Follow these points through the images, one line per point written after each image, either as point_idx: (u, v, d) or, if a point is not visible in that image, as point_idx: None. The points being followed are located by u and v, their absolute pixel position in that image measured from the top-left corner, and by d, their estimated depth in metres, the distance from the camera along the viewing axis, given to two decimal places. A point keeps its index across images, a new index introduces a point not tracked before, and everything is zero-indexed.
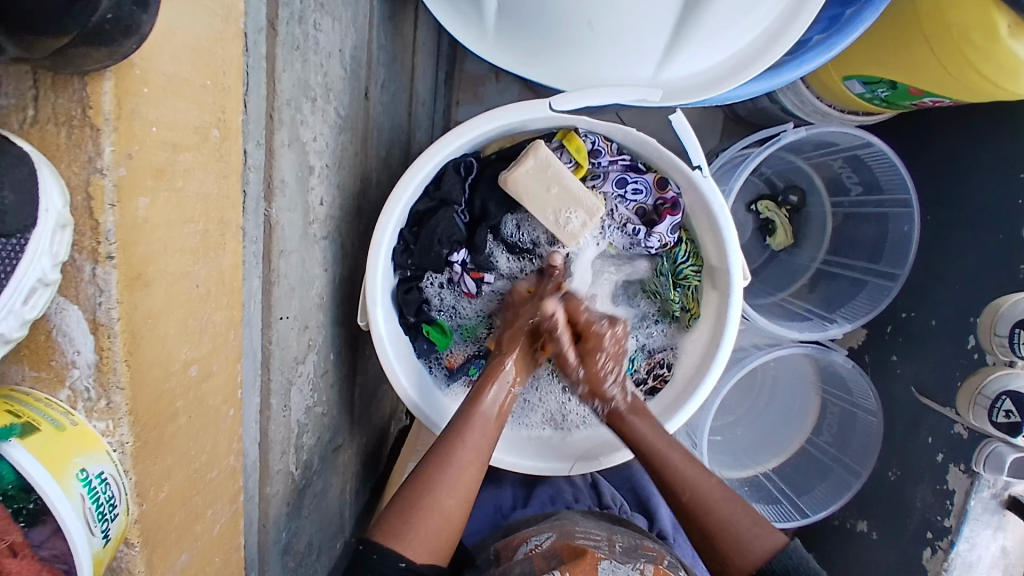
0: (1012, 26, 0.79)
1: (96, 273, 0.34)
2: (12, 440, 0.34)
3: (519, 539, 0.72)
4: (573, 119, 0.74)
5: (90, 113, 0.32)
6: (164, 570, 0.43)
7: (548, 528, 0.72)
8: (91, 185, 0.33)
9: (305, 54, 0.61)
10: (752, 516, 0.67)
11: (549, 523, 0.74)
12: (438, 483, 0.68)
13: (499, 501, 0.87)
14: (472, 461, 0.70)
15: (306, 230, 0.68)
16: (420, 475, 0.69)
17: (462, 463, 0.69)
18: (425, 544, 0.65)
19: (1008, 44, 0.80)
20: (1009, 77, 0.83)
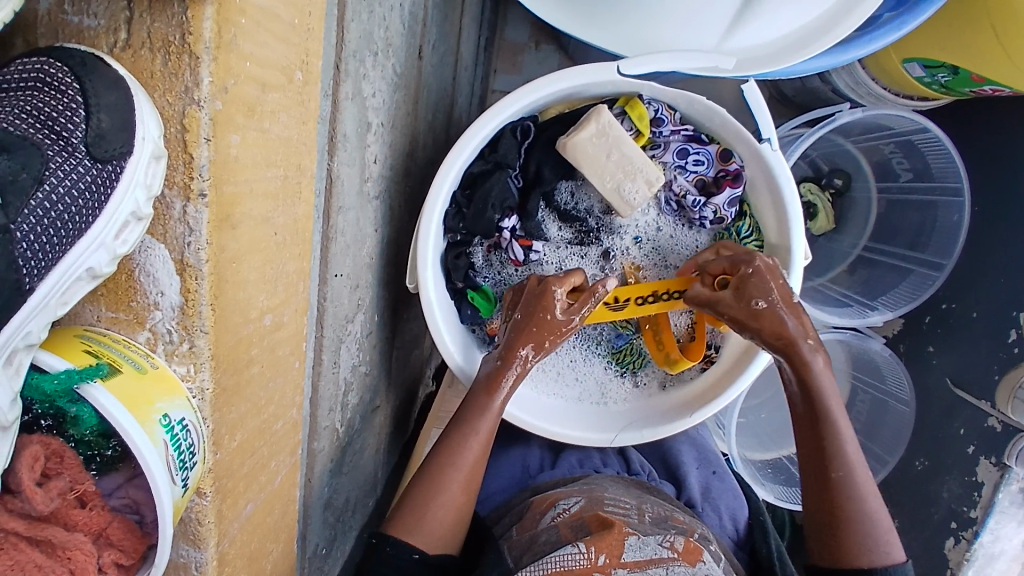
0: None
1: (186, 210, 0.33)
2: (95, 381, 0.33)
3: (548, 500, 0.74)
4: (640, 84, 0.72)
5: (189, 39, 0.31)
6: (235, 517, 0.43)
7: (577, 491, 0.75)
8: (187, 117, 0.32)
9: (372, 4, 0.59)
10: (885, 526, 0.69)
11: (578, 486, 0.76)
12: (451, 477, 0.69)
13: (527, 462, 0.89)
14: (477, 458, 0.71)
15: (361, 187, 0.67)
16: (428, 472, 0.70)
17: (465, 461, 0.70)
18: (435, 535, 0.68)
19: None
20: None
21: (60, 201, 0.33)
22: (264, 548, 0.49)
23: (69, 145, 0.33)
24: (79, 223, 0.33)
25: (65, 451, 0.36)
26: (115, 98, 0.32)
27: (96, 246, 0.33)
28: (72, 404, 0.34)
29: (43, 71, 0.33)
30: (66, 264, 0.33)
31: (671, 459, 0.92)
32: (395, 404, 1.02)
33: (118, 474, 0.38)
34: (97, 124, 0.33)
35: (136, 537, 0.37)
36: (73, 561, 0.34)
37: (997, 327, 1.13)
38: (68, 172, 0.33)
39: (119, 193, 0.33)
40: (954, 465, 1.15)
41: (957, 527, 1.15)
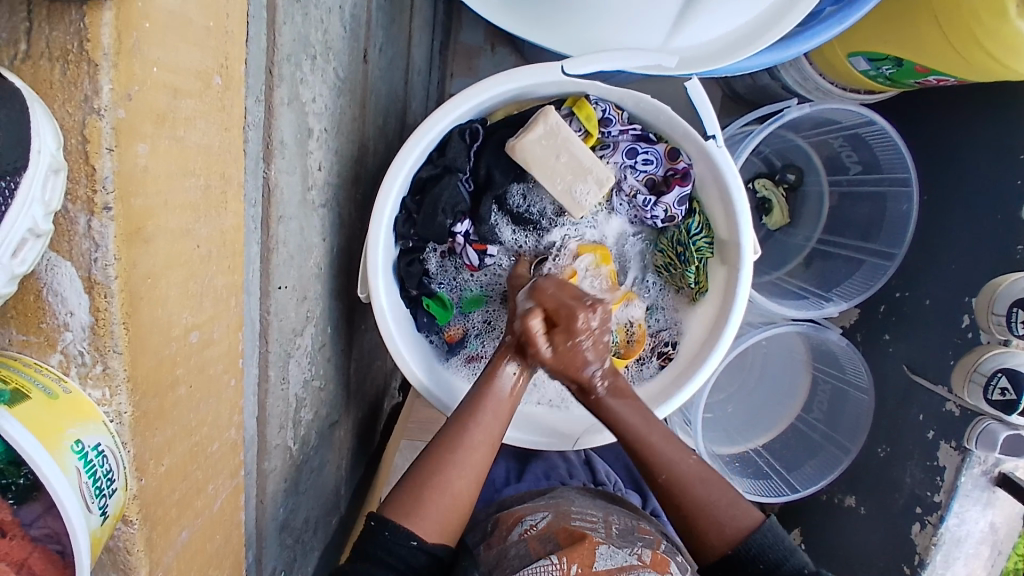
0: (1021, 6, 0.79)
1: (91, 225, 0.31)
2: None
3: (515, 516, 0.74)
4: (587, 85, 0.71)
5: (86, 46, 0.29)
6: (166, 547, 0.41)
7: (544, 507, 0.74)
8: (87, 128, 0.30)
9: (306, 8, 0.58)
10: (731, 502, 0.69)
11: (545, 501, 0.76)
12: (448, 466, 0.67)
13: (492, 476, 0.89)
14: (483, 441, 0.70)
15: (304, 196, 0.65)
16: (429, 458, 0.68)
17: (473, 442, 0.69)
18: (434, 524, 0.65)
19: (1016, 23, 0.80)
20: (1014, 56, 0.82)
21: None
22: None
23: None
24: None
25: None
26: (8, 112, 0.28)
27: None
28: None
29: None
30: None
31: (636, 467, 0.92)
32: (356, 417, 1.00)
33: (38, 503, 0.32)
34: None
35: (58, 569, 0.33)
36: None
37: (950, 315, 1.15)
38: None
39: (14, 213, 0.29)
40: (914, 450, 1.18)
41: (921, 512, 1.15)
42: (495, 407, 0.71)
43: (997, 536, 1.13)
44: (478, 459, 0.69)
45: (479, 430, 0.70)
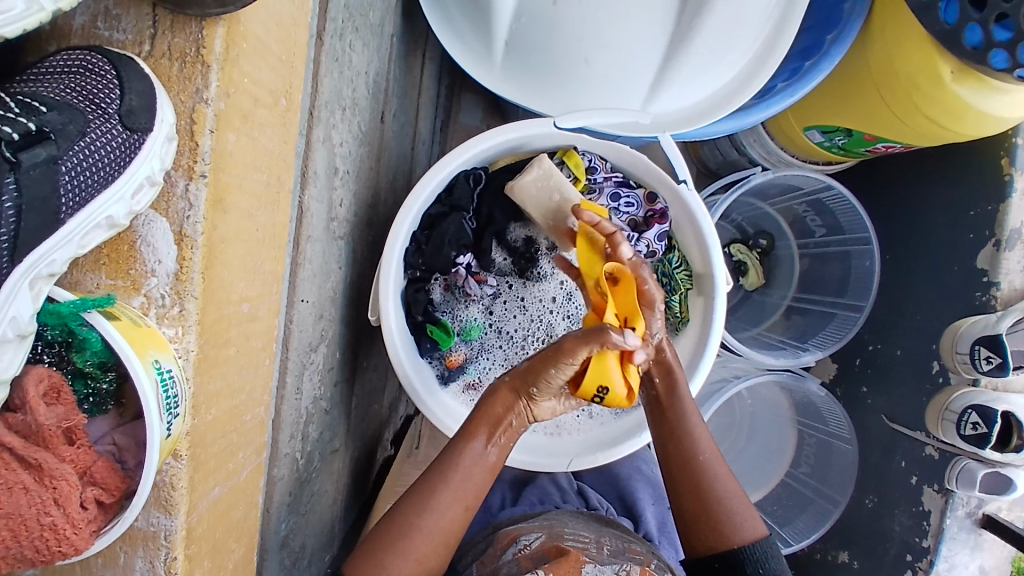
0: (955, 72, 0.91)
1: (188, 189, 0.41)
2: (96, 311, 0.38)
3: (510, 536, 0.76)
4: (574, 136, 0.83)
5: (203, 50, 0.41)
6: (201, 497, 0.45)
7: (538, 528, 0.77)
8: (196, 112, 0.41)
9: (341, 67, 0.70)
10: (743, 507, 0.75)
11: (539, 522, 0.79)
12: (415, 527, 0.68)
13: (488, 502, 0.93)
14: (450, 507, 0.69)
15: (328, 224, 0.73)
16: (392, 523, 0.69)
17: (439, 511, 0.69)
18: (409, 567, 0.67)
19: (953, 88, 0.92)
20: (956, 119, 0.95)
21: (92, 154, 0.40)
22: (226, 545, 0.50)
23: (104, 112, 0.41)
24: (106, 176, 0.40)
25: (63, 388, 0.40)
26: (144, 87, 0.40)
27: (117, 200, 0.40)
28: (82, 327, 0.38)
29: (87, 58, 0.41)
30: (91, 208, 0.39)
31: (626, 494, 0.95)
32: (353, 454, 1.03)
33: (106, 419, 0.43)
34: (128, 102, 0.40)
35: (117, 477, 0.40)
36: (57, 491, 0.37)
37: (922, 361, 1.23)
38: (103, 133, 0.41)
39: (139, 158, 0.40)
40: (902, 498, 1.22)
41: (913, 558, 1.19)
42: (452, 501, 0.69)
43: None
44: (445, 525, 0.69)
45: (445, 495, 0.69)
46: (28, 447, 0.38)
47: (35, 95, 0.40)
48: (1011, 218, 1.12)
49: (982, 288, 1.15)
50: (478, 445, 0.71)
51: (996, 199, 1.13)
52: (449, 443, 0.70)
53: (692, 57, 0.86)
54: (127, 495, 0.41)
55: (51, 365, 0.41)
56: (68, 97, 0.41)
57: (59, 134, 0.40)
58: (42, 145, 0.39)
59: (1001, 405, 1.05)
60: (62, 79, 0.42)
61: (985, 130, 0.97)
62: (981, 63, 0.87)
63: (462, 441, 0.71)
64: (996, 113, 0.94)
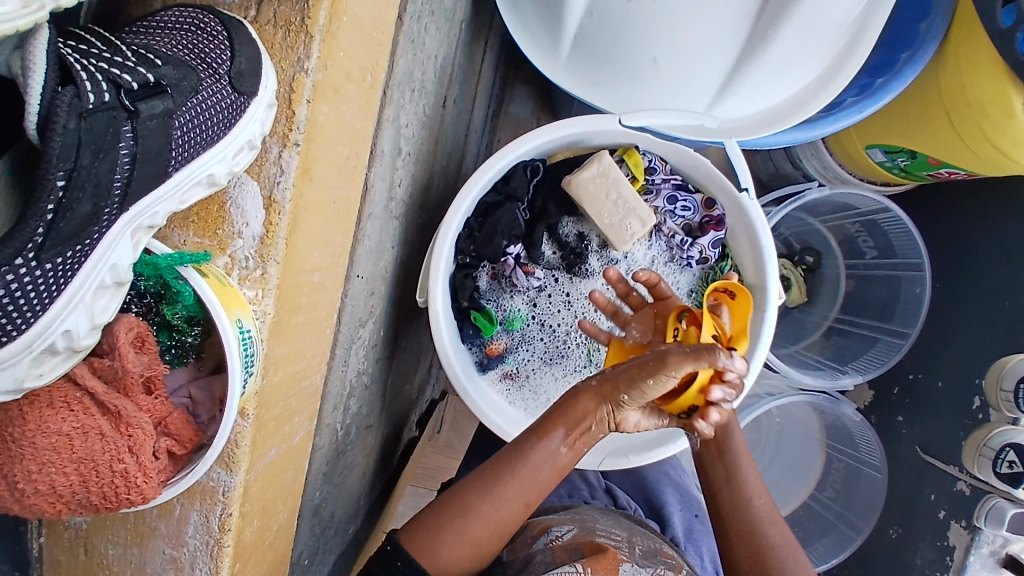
0: None
1: (281, 154, 0.44)
2: (190, 266, 0.39)
3: (541, 526, 0.79)
4: (637, 134, 0.82)
5: (309, 21, 0.42)
6: (259, 457, 0.46)
7: (569, 521, 0.78)
8: (296, 80, 0.43)
9: (416, 49, 0.70)
10: (795, 557, 0.74)
11: (569, 515, 0.80)
12: (474, 510, 0.68)
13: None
14: (513, 498, 0.69)
15: (387, 202, 0.74)
16: (453, 499, 0.70)
17: (501, 499, 0.69)
18: (459, 548, 0.68)
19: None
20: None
21: (197, 115, 0.40)
22: (274, 506, 0.51)
23: (216, 74, 0.41)
24: (212, 137, 0.41)
25: (148, 337, 0.41)
26: (253, 52, 0.42)
27: (219, 160, 0.42)
28: (177, 280, 0.40)
29: (198, 18, 0.42)
30: (196, 166, 0.41)
31: (654, 498, 0.95)
32: (383, 431, 1.04)
33: (184, 371, 0.44)
34: (237, 66, 0.41)
35: (190, 429, 0.42)
36: (133, 438, 0.39)
37: (963, 396, 1.20)
38: (213, 92, 0.41)
39: (242, 124, 0.42)
40: (927, 531, 1.20)
41: None
42: (514, 494, 0.69)
43: None
44: (503, 515, 0.69)
45: (512, 488, 0.69)
46: (108, 394, 0.39)
47: (148, 48, 0.39)
48: None
49: None
50: (551, 445, 0.69)
51: None
52: (525, 436, 0.69)
53: (763, 66, 0.85)
54: (198, 447, 0.43)
55: (137, 315, 0.43)
56: (181, 53, 0.40)
57: (175, 88, 0.39)
58: (160, 98, 0.38)
59: None
60: (175, 36, 0.41)
61: None
62: None
63: (537, 438, 0.69)
64: None
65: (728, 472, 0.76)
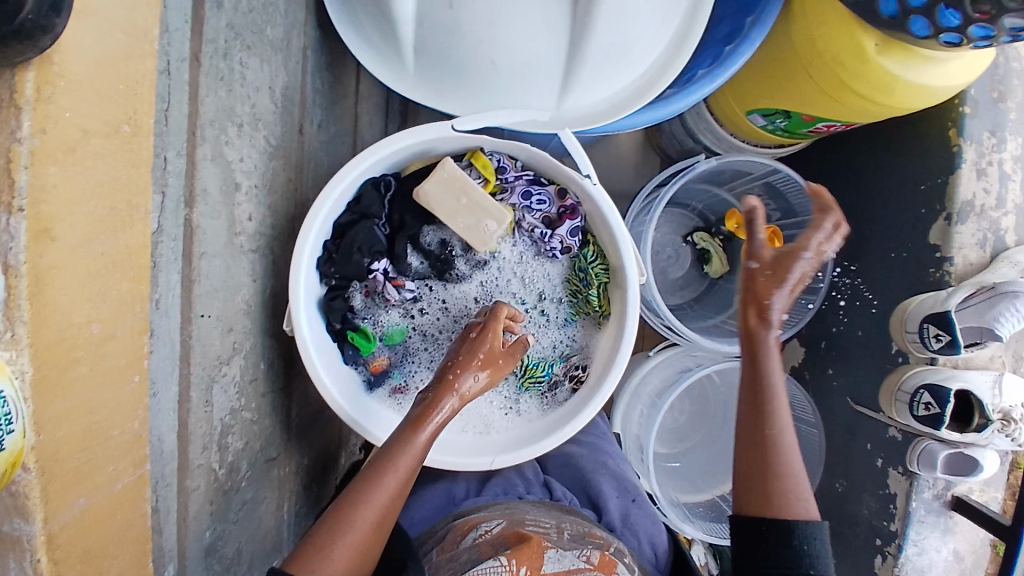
0: (879, 44, 0.91)
1: (8, 222, 0.41)
2: None
3: (469, 523, 0.80)
4: (476, 137, 0.84)
5: (14, 94, 0.41)
6: (60, 511, 0.47)
7: (498, 515, 0.81)
8: (11, 151, 0.41)
9: (230, 85, 0.71)
10: (795, 481, 0.76)
11: (499, 510, 0.83)
12: (360, 506, 0.70)
13: (452, 491, 0.96)
14: (400, 484, 0.73)
15: (231, 239, 0.74)
16: (336, 507, 0.71)
17: (387, 487, 0.72)
18: (345, 554, 0.68)
19: (878, 61, 0.92)
20: (885, 91, 0.94)
21: None
22: (105, 551, 0.53)
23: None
24: None
25: None
26: None
27: None
28: None
29: None
30: None
31: (590, 488, 0.97)
32: (303, 461, 1.05)
33: None
34: None
35: None
36: None
37: (881, 342, 1.21)
38: None
39: None
40: (868, 482, 1.22)
41: (881, 543, 1.17)
42: (398, 480, 0.73)
43: (965, 565, 1.13)
44: (389, 504, 0.72)
45: (396, 473, 0.72)
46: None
47: None
48: (961, 190, 1.10)
49: (935, 263, 1.13)
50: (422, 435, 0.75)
51: (943, 171, 1.11)
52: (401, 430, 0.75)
53: (598, 52, 0.86)
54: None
55: None
56: None
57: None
58: None
59: (956, 383, 1.04)
60: None
61: (919, 101, 0.96)
62: (902, 30, 0.87)
63: (410, 430, 0.75)
64: (925, 83, 0.93)
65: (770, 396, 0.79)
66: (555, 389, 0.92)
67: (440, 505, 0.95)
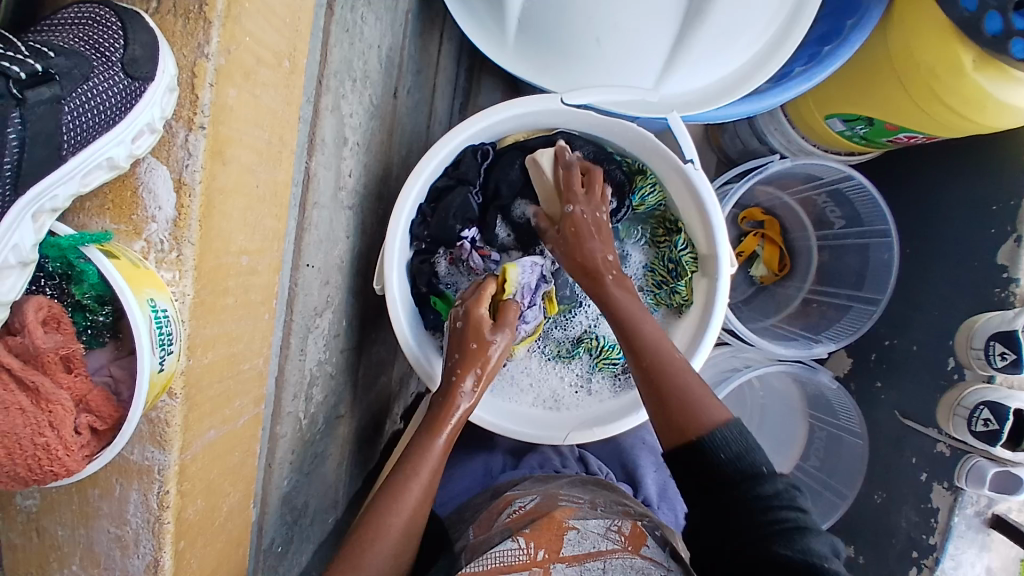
0: (976, 60, 0.89)
1: (188, 138, 0.45)
2: (91, 244, 0.43)
3: (506, 500, 0.78)
4: (580, 113, 0.83)
5: (206, 7, 0.44)
6: (195, 435, 0.48)
7: (535, 491, 0.78)
8: (197, 66, 0.44)
9: (352, 38, 0.72)
10: (703, 390, 0.71)
11: (536, 488, 0.79)
12: (390, 521, 0.69)
13: (490, 465, 0.94)
14: (422, 495, 0.71)
15: (336, 192, 0.76)
16: (365, 522, 0.70)
17: (410, 499, 0.71)
18: (379, 567, 0.68)
19: (973, 77, 0.90)
20: (976, 109, 0.92)
21: (98, 103, 0.45)
22: (220, 488, 0.53)
23: (108, 61, 0.45)
24: (107, 121, 0.44)
25: (63, 318, 0.44)
26: (147, 38, 0.44)
27: (117, 143, 0.44)
28: (79, 260, 0.43)
29: (94, 11, 0.45)
30: (94, 148, 0.44)
31: (628, 462, 0.95)
32: (360, 423, 1.06)
33: (103, 352, 0.46)
34: (131, 52, 0.44)
35: (110, 405, 0.44)
36: (53, 414, 0.41)
37: (936, 357, 1.20)
38: (104, 79, 0.45)
39: (139, 107, 0.43)
40: (908, 494, 1.20)
41: (918, 556, 1.16)
42: (421, 493, 0.71)
43: None
44: (416, 512, 0.71)
45: (418, 483, 0.71)
46: (26, 370, 0.41)
47: (45, 43, 0.44)
48: None
49: (1001, 283, 1.12)
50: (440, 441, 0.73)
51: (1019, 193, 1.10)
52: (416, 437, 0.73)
53: (704, 38, 0.86)
54: (120, 424, 0.45)
55: (52, 297, 0.45)
56: (76, 44, 0.45)
57: (64, 77, 0.44)
58: (46, 86, 0.43)
59: (1014, 403, 1.01)
60: (73, 30, 0.46)
61: (1008, 120, 0.94)
62: (1000, 53, 0.86)
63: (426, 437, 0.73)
64: (1017, 105, 0.90)
65: (630, 334, 0.75)
66: (629, 372, 0.92)
67: (478, 479, 0.93)
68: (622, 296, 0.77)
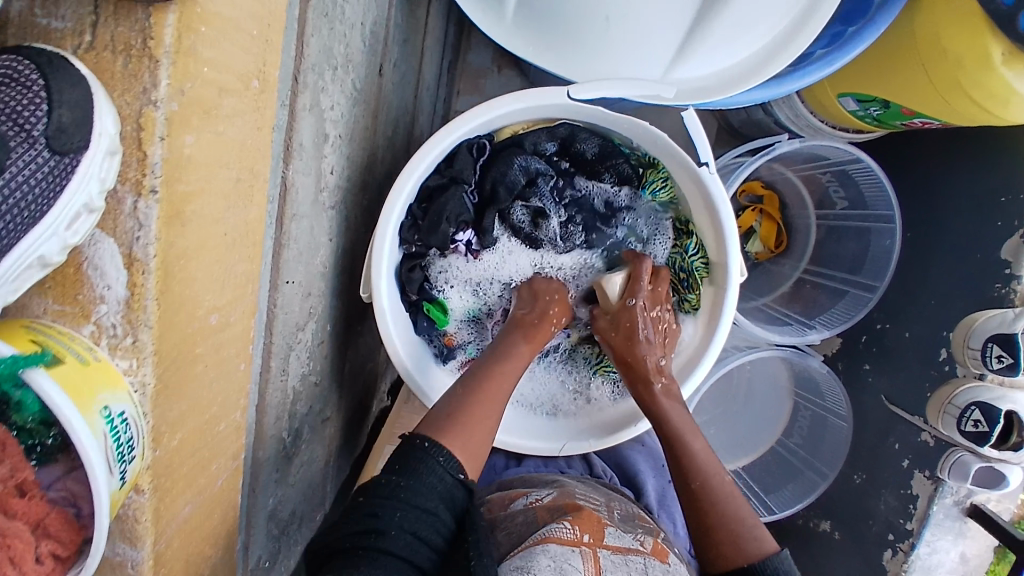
0: (1006, 54, 0.82)
1: (137, 205, 0.39)
2: (38, 367, 0.37)
3: (516, 494, 0.77)
4: (586, 107, 0.75)
5: (151, 44, 0.37)
6: (168, 518, 0.46)
7: (548, 488, 0.77)
8: (144, 117, 0.38)
9: (332, 22, 0.62)
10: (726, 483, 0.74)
11: (550, 485, 0.77)
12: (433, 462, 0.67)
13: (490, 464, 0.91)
14: (465, 448, 0.70)
15: (316, 196, 0.69)
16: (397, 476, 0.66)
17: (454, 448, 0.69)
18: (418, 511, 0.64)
19: (1001, 71, 0.83)
20: (1000, 103, 0.86)
21: (21, 185, 0.38)
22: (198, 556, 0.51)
23: (32, 135, 0.39)
24: (36, 210, 0.38)
25: (8, 439, 0.41)
26: (76, 96, 0.38)
27: (50, 235, 0.39)
28: (16, 389, 0.40)
29: (10, 66, 0.38)
30: (23, 247, 0.38)
31: (627, 466, 0.93)
32: (348, 414, 1.03)
33: (56, 466, 0.43)
34: (60, 119, 0.38)
35: (71, 525, 0.42)
36: (12, 549, 0.40)
37: (928, 348, 1.19)
38: (29, 157, 0.39)
39: (74, 187, 0.38)
40: (891, 479, 1.22)
41: (894, 539, 1.21)
42: (464, 447, 0.70)
43: (970, 567, 1.18)
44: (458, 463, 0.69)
45: (463, 438, 0.70)
46: None
47: None
48: None
49: (1002, 279, 1.10)
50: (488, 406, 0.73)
51: None
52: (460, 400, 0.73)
53: (724, 21, 0.77)
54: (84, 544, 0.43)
55: None
56: None
57: None
58: None
59: (1006, 405, 1.01)
60: None
61: None
62: None
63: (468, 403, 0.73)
64: None
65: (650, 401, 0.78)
66: None
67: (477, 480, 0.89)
68: (643, 360, 0.79)
